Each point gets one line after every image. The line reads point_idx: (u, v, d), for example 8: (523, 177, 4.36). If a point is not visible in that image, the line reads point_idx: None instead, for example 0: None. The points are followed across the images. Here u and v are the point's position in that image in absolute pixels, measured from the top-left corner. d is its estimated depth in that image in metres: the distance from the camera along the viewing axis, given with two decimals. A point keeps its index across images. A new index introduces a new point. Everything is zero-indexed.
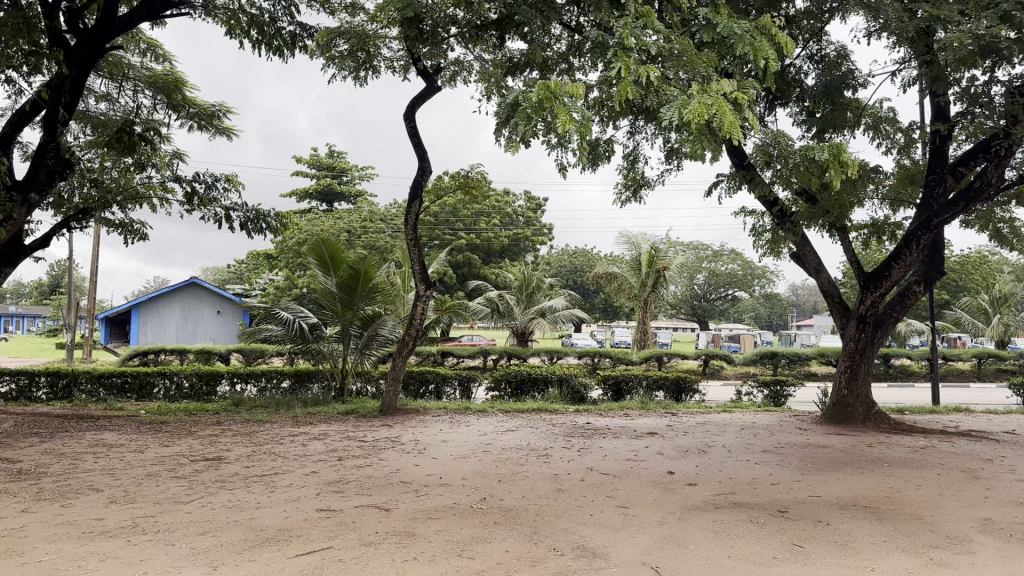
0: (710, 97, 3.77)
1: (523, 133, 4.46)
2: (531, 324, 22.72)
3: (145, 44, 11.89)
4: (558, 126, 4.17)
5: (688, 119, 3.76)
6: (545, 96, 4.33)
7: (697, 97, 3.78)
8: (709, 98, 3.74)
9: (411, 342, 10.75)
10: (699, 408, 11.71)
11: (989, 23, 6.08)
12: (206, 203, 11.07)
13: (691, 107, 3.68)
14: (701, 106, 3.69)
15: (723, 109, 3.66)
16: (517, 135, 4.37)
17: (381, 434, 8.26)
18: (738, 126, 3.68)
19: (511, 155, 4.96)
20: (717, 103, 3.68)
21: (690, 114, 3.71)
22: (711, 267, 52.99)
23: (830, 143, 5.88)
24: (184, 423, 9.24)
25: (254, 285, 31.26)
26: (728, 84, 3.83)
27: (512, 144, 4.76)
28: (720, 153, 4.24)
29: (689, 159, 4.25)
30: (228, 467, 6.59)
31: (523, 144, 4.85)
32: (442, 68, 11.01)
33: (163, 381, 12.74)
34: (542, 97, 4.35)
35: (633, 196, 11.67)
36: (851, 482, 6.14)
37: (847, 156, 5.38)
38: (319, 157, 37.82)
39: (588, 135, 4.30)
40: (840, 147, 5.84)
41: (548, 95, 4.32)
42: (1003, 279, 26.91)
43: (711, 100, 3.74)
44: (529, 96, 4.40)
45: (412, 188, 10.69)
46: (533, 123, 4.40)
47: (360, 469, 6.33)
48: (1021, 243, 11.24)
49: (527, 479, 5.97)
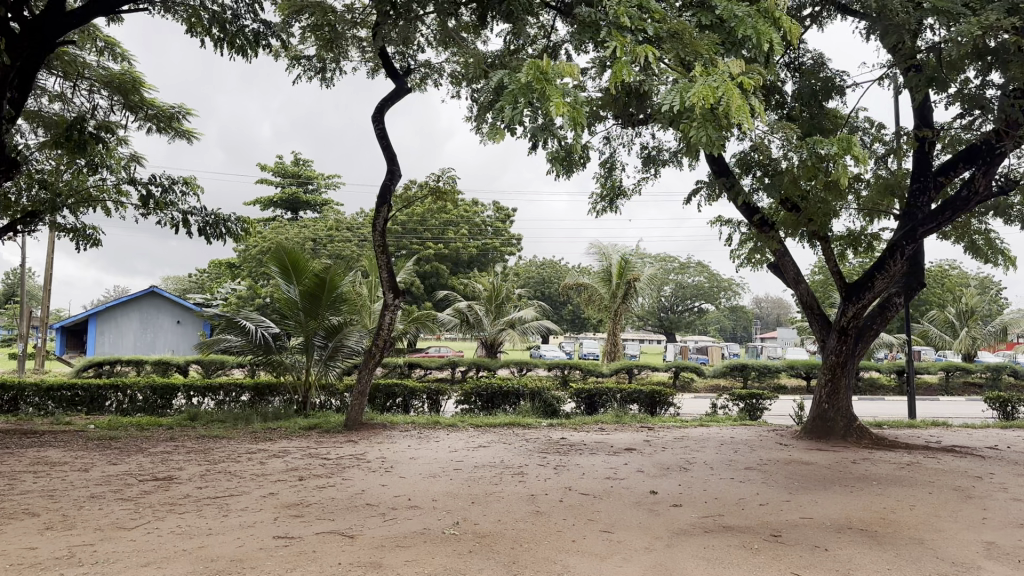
0: (715, 80, 3.52)
1: (511, 118, 4.17)
2: (500, 335, 22.33)
3: (102, 42, 11.40)
4: (550, 110, 3.87)
5: (692, 104, 3.50)
6: (534, 78, 4.04)
7: (701, 80, 3.52)
8: (717, 80, 3.48)
9: (379, 352, 10.28)
10: (675, 421, 11.41)
11: (998, 18, 5.86)
12: (162, 207, 10.55)
13: (696, 90, 3.45)
14: (706, 89, 3.43)
15: (731, 92, 3.40)
16: (503, 122, 4.09)
17: (346, 450, 7.83)
18: (747, 110, 3.43)
19: (494, 143, 4.66)
20: (725, 86, 3.42)
21: (695, 98, 3.46)
22: (677, 279, 53.14)
23: (840, 136, 5.54)
24: (135, 439, 8.70)
25: (216, 294, 30.47)
26: (735, 66, 3.58)
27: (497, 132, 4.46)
28: (723, 143, 3.99)
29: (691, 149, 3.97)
30: (178, 489, 6.11)
31: (506, 132, 4.57)
32: (413, 67, 10.67)
33: (116, 395, 12.13)
34: (532, 78, 4.07)
35: (609, 206, 11.39)
36: (841, 502, 5.84)
37: (856, 144, 5.08)
38: (284, 165, 37.14)
39: (583, 122, 4.02)
40: (849, 139, 5.49)
41: (538, 77, 4.05)
42: (969, 292, 27.21)
43: (718, 83, 3.48)
44: (518, 78, 4.11)
45: (381, 193, 10.27)
46: (522, 106, 4.11)
47: (322, 490, 5.89)
48: (996, 255, 11.12)
49: (502, 500, 5.59)
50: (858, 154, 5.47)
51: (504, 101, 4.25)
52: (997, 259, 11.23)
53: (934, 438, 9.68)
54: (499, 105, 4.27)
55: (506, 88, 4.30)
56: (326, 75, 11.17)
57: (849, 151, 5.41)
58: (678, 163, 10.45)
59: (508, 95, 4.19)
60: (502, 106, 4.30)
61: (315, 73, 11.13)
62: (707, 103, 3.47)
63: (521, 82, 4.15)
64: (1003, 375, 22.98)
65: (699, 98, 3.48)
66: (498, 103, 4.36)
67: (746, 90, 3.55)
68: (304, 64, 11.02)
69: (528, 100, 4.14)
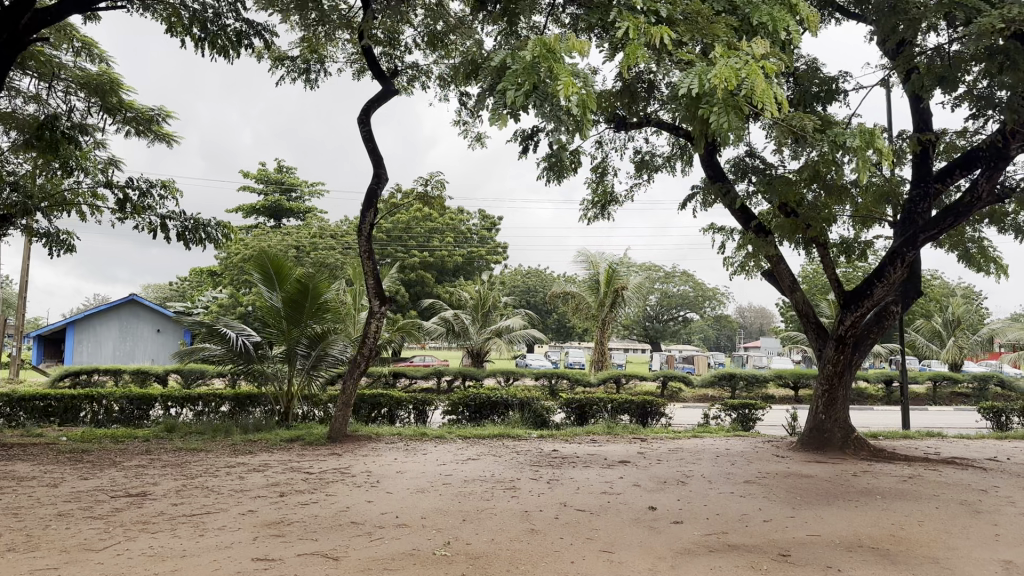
0: (737, 62, 3.41)
1: (516, 99, 4.10)
2: (487, 344, 22.02)
3: (79, 43, 11.09)
4: (559, 89, 3.79)
5: (713, 86, 3.38)
6: (541, 54, 3.97)
7: (723, 61, 3.42)
8: (739, 61, 3.38)
9: (364, 361, 9.93)
10: (668, 432, 11.16)
11: (1011, 13, 5.69)
12: (139, 211, 10.22)
13: (718, 72, 3.34)
14: (728, 71, 3.32)
15: (755, 75, 3.30)
16: (507, 102, 4.02)
17: (330, 464, 7.52)
18: (771, 94, 3.33)
19: (497, 129, 4.46)
20: (747, 68, 3.32)
21: (717, 80, 3.35)
22: (662, 287, 52.98)
23: (857, 130, 5.26)
24: (108, 452, 8.33)
25: (197, 302, 29.96)
26: (757, 48, 3.48)
27: (501, 116, 4.32)
28: (741, 133, 3.86)
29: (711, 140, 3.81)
30: (152, 505, 5.78)
31: (509, 118, 4.43)
32: (400, 69, 10.46)
33: (90, 405, 11.73)
34: (538, 56, 4.01)
35: (600, 213, 11.16)
36: (847, 518, 5.60)
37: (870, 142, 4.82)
38: (267, 172, 36.73)
39: (592, 106, 3.96)
40: (870, 133, 5.19)
41: (546, 54, 3.99)
42: (955, 301, 27.25)
43: (740, 65, 3.37)
44: (526, 55, 4.05)
45: (366, 198, 9.98)
46: (531, 83, 4.04)
47: (304, 507, 5.58)
48: (989, 263, 10.96)
49: (495, 517, 5.30)
50: (882, 150, 5.20)
51: (508, 82, 4.16)
52: (989, 267, 11.08)
53: (932, 450, 9.48)
54: (503, 87, 4.16)
55: (510, 69, 4.15)
56: (310, 77, 10.91)
57: (871, 149, 5.14)
58: (671, 168, 10.28)
59: (511, 75, 4.11)
60: (506, 88, 4.20)
61: (299, 75, 10.85)
62: (729, 85, 3.36)
63: (527, 61, 4.08)
64: (989, 386, 23.00)
65: (721, 80, 3.37)
66: (500, 85, 4.22)
67: (770, 73, 3.44)
68: (289, 65, 10.74)
69: (537, 79, 4.07)
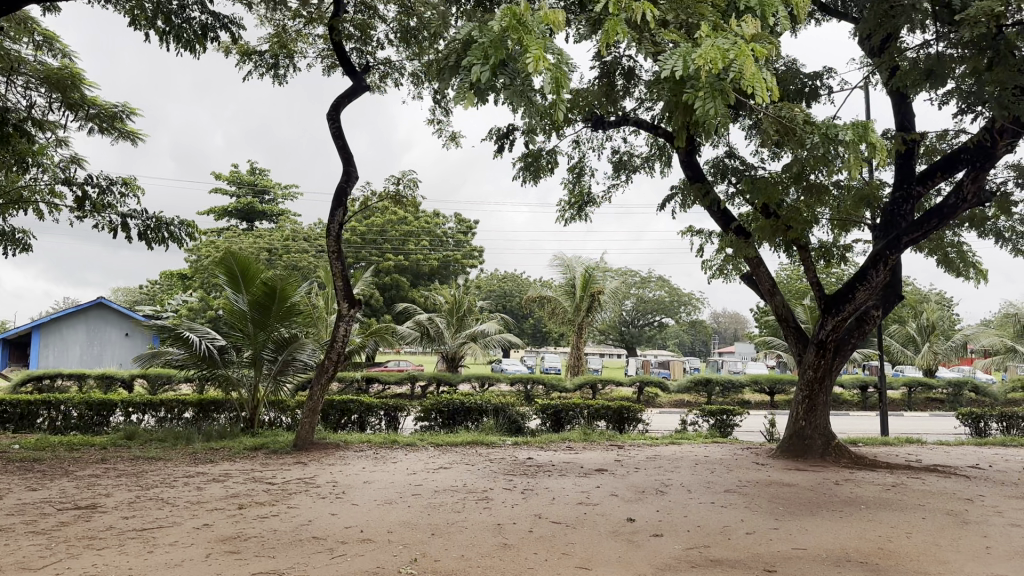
0: (726, 41, 3.19)
1: (482, 75, 3.83)
2: (462, 349, 21.71)
3: (41, 36, 10.69)
4: (528, 63, 3.53)
5: (697, 67, 3.16)
6: (510, 25, 3.70)
7: (709, 41, 3.19)
8: (728, 41, 3.16)
9: (332, 367, 9.57)
10: (646, 439, 10.94)
11: None
12: (99, 209, 9.82)
13: (703, 52, 3.12)
14: (715, 51, 3.11)
15: (744, 57, 3.08)
16: (472, 78, 3.77)
17: (294, 474, 7.19)
18: (759, 78, 3.11)
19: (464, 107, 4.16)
20: (736, 49, 3.10)
21: (702, 60, 3.13)
22: (638, 292, 52.90)
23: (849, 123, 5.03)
24: (62, 461, 7.95)
25: (167, 305, 29.33)
26: (747, 27, 3.25)
27: (467, 95, 4.05)
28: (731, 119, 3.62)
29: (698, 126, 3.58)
30: (100, 519, 5.42)
31: (478, 98, 4.14)
32: (371, 65, 10.15)
33: (48, 411, 11.28)
34: (507, 27, 3.75)
35: (577, 214, 10.93)
36: (833, 529, 5.38)
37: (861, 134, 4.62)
38: (239, 174, 36.18)
39: (565, 85, 3.72)
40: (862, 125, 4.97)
41: (515, 25, 3.72)
42: (930, 306, 27.37)
43: (728, 44, 3.15)
44: (494, 26, 3.79)
45: (336, 197, 9.65)
46: (498, 57, 3.79)
47: (264, 521, 5.27)
48: (967, 269, 10.82)
49: (466, 531, 5.02)
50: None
51: (474, 55, 3.91)
52: (968, 272, 10.95)
53: (914, 457, 9.32)
54: (468, 61, 3.88)
55: (478, 43, 3.88)
56: (278, 72, 10.58)
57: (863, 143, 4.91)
58: (649, 169, 10.07)
59: (478, 48, 3.86)
60: (472, 62, 3.95)
61: (266, 70, 10.51)
62: (714, 67, 3.13)
63: (495, 33, 3.82)
64: (963, 391, 23.09)
65: (705, 61, 3.15)
66: (467, 59, 3.94)
67: (761, 55, 3.22)
68: (256, 60, 10.39)
69: (505, 53, 3.83)
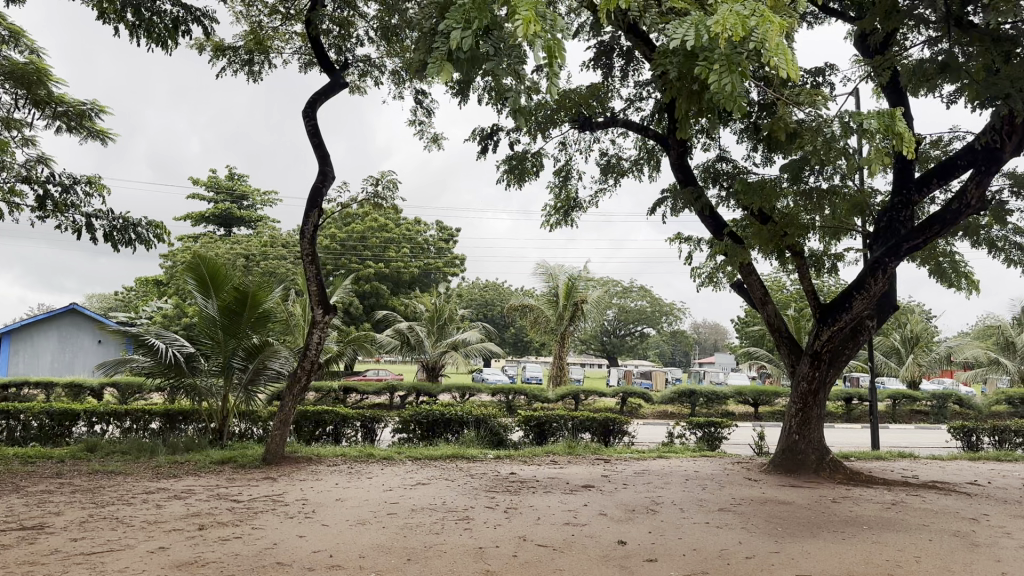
0: (745, 8, 3.11)
1: (464, 41, 3.53)
2: (442, 357, 21.25)
3: (7, 31, 10.22)
4: (518, 25, 3.22)
5: (716, 35, 3.07)
6: None
7: (725, 7, 3.10)
8: (746, 8, 3.09)
9: (305, 376, 9.12)
10: (632, 453, 10.58)
11: None
12: (61, 209, 9.35)
13: (723, 18, 3.03)
14: (734, 17, 3.02)
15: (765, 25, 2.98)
16: (452, 43, 3.47)
17: (262, 491, 6.75)
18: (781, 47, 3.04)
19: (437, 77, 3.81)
20: (759, 15, 3.00)
21: (720, 28, 3.04)
22: (620, 303, 52.71)
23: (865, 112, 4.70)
24: (14, 475, 7.46)
25: (142, 313, 28.62)
26: None
27: (442, 64, 3.73)
28: (743, 85, 3.53)
29: (716, 98, 3.54)
30: (46, 541, 4.98)
31: (454, 68, 3.82)
32: (349, 62, 9.78)
33: (7, 421, 10.75)
34: None
35: (563, 219, 10.59)
36: (837, 553, 5.04)
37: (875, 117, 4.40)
38: (217, 179, 35.64)
39: (558, 55, 3.44)
40: None
41: None
42: (912, 317, 27.34)
43: (748, 11, 3.07)
44: None
45: (311, 197, 9.24)
46: (482, 19, 3.51)
47: (224, 544, 4.85)
48: (959, 280, 10.52)
49: (444, 556, 4.64)
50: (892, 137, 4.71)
51: (453, 20, 3.59)
52: (960, 283, 10.67)
53: (908, 473, 9.01)
54: (446, 26, 3.57)
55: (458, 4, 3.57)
56: (253, 69, 10.17)
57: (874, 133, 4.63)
58: (638, 172, 9.74)
59: (458, 11, 3.54)
60: (451, 27, 3.63)
61: (241, 67, 10.10)
62: (734, 34, 3.06)
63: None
64: (947, 403, 23.02)
65: (723, 28, 3.06)
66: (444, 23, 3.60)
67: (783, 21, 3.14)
68: (230, 56, 9.98)
69: (488, 17, 3.57)
